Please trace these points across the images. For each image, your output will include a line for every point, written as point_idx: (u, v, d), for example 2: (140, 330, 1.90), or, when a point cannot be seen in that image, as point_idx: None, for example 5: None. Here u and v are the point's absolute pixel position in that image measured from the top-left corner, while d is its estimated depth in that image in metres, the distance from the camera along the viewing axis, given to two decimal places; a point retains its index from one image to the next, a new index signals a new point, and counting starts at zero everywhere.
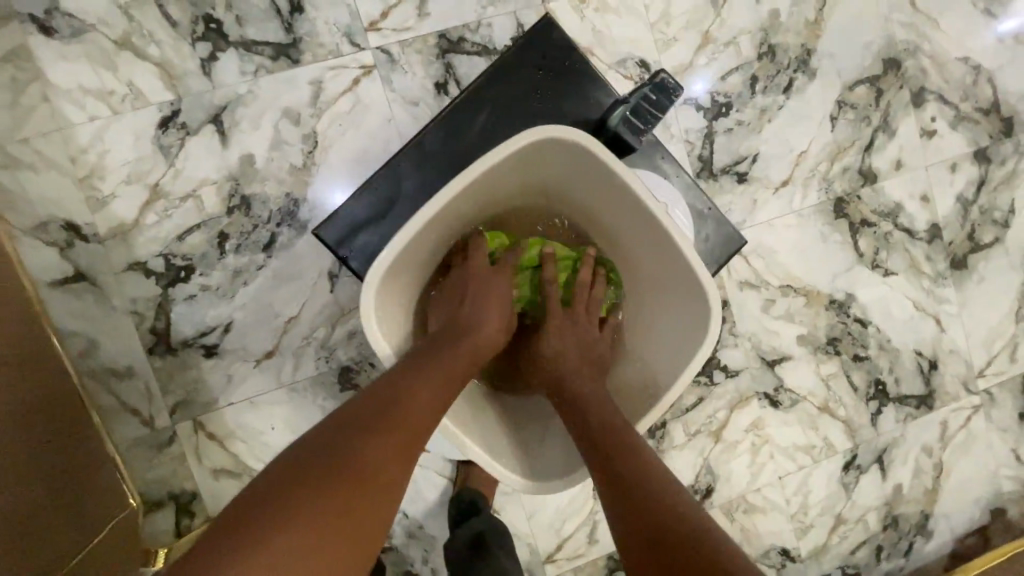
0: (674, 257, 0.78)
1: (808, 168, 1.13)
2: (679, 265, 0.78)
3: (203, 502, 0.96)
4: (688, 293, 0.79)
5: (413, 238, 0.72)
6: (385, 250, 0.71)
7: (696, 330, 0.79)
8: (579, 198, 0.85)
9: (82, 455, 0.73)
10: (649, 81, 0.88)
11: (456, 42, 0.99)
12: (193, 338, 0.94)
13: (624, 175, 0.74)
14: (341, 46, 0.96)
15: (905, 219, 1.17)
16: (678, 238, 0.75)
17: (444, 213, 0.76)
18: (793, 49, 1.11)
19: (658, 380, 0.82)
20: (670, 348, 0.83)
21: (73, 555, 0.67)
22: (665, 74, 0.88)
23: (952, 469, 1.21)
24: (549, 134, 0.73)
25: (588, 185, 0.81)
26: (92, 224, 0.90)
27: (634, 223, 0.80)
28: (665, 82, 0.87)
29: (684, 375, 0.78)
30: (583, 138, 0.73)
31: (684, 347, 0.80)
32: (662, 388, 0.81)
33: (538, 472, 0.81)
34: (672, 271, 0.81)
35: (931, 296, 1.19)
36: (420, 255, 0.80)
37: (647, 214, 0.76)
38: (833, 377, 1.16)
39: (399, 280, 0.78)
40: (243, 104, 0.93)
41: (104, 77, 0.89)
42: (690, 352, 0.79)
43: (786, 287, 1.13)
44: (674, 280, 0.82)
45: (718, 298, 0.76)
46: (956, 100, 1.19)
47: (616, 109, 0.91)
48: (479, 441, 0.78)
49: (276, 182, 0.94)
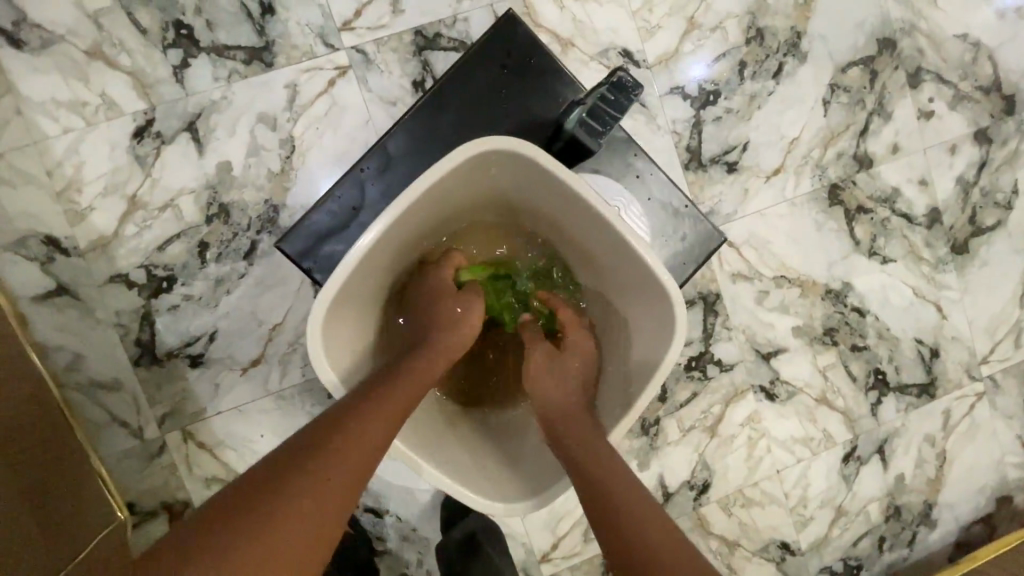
0: (633, 261, 0.77)
1: (800, 155, 1.10)
2: (639, 271, 0.77)
3: (196, 511, 0.95)
4: (651, 295, 0.78)
5: (360, 259, 0.71)
6: (331, 275, 0.69)
7: (663, 331, 0.78)
8: (536, 209, 0.83)
9: (67, 467, 0.74)
10: (607, 81, 0.85)
11: (432, 39, 0.97)
12: (178, 349, 0.93)
13: (574, 185, 0.73)
14: (315, 48, 0.94)
15: (902, 204, 1.14)
16: (635, 244, 0.74)
17: (394, 232, 0.74)
18: (782, 32, 1.07)
19: (628, 386, 0.81)
20: (638, 354, 0.81)
21: (71, 560, 0.68)
22: (623, 73, 0.84)
23: (955, 458, 1.19)
24: (493, 144, 0.72)
25: (541, 194, 0.79)
26: (72, 236, 0.89)
27: (591, 229, 0.78)
28: (623, 81, 0.84)
29: (654, 376, 0.77)
30: (527, 146, 0.72)
31: (652, 350, 0.79)
32: (633, 393, 0.79)
33: (513, 488, 0.81)
34: (633, 278, 0.79)
35: (931, 283, 1.16)
36: (374, 277, 0.78)
37: (600, 217, 0.75)
38: (830, 368, 1.13)
39: (354, 305, 0.76)
40: (218, 110, 0.92)
41: (77, 88, 0.89)
42: (659, 353, 0.77)
43: (780, 278, 1.10)
44: (635, 286, 0.80)
45: (681, 298, 0.74)
46: (955, 79, 1.15)
47: (574, 111, 0.88)
48: (447, 464, 0.78)
49: (254, 189, 0.93)
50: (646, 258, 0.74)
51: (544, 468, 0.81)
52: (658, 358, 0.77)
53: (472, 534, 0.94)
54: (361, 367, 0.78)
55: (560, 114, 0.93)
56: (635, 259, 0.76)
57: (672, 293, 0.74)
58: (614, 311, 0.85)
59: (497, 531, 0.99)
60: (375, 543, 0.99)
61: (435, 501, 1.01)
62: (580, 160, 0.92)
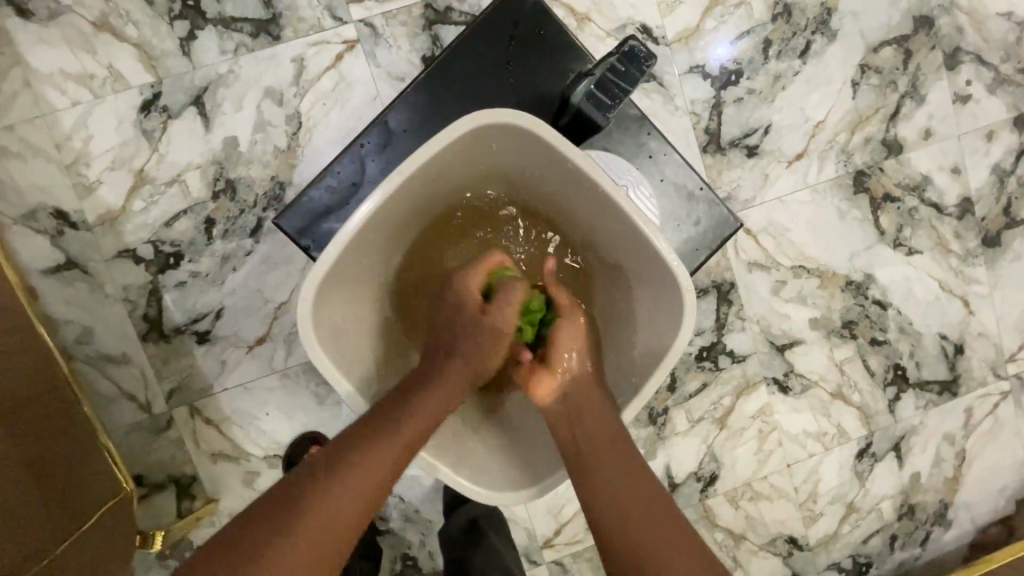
0: (639, 243, 0.74)
1: (825, 140, 1.05)
2: (648, 255, 0.74)
3: (203, 486, 0.95)
4: (660, 279, 0.75)
5: (356, 235, 0.70)
6: (326, 251, 0.68)
7: (671, 313, 0.75)
8: (541, 190, 0.80)
9: (76, 439, 0.75)
10: (617, 50, 0.81)
11: (443, 12, 0.94)
12: (184, 325, 0.93)
13: (576, 159, 0.70)
14: (323, 21, 0.92)
15: (932, 192, 1.09)
16: (640, 220, 0.71)
17: (392, 209, 0.73)
18: (811, 8, 1.02)
19: (633, 368, 0.79)
20: (647, 337, 0.78)
21: (76, 529, 0.70)
22: (634, 41, 0.81)
23: (975, 458, 1.15)
24: (491, 119, 0.70)
25: (545, 171, 0.76)
26: (81, 211, 0.89)
27: (595, 208, 0.76)
28: (635, 51, 0.81)
29: (665, 360, 0.74)
30: (529, 120, 0.69)
31: (661, 334, 0.76)
32: (638, 379, 0.78)
33: (509, 478, 0.80)
34: (640, 259, 0.76)
35: (959, 276, 1.11)
36: (373, 257, 0.77)
37: (607, 195, 0.72)
38: (847, 362, 1.10)
39: (351, 284, 0.75)
40: (225, 85, 0.91)
41: (84, 60, 0.88)
42: (672, 333, 0.74)
43: (798, 268, 1.06)
44: (643, 269, 0.77)
45: (690, 282, 0.71)
46: (996, 61, 1.08)
47: (581, 83, 0.85)
48: (438, 451, 0.76)
49: (261, 165, 0.92)
50: (652, 238, 0.71)
51: (545, 453, 0.81)
52: (667, 343, 0.74)
53: (473, 518, 0.93)
54: (358, 347, 0.77)
55: (567, 86, 0.89)
56: (643, 240, 0.73)
57: (680, 275, 0.72)
58: (622, 296, 0.82)
59: (499, 515, 0.98)
60: (378, 523, 0.99)
61: (438, 484, 1.00)
62: (590, 135, 0.90)
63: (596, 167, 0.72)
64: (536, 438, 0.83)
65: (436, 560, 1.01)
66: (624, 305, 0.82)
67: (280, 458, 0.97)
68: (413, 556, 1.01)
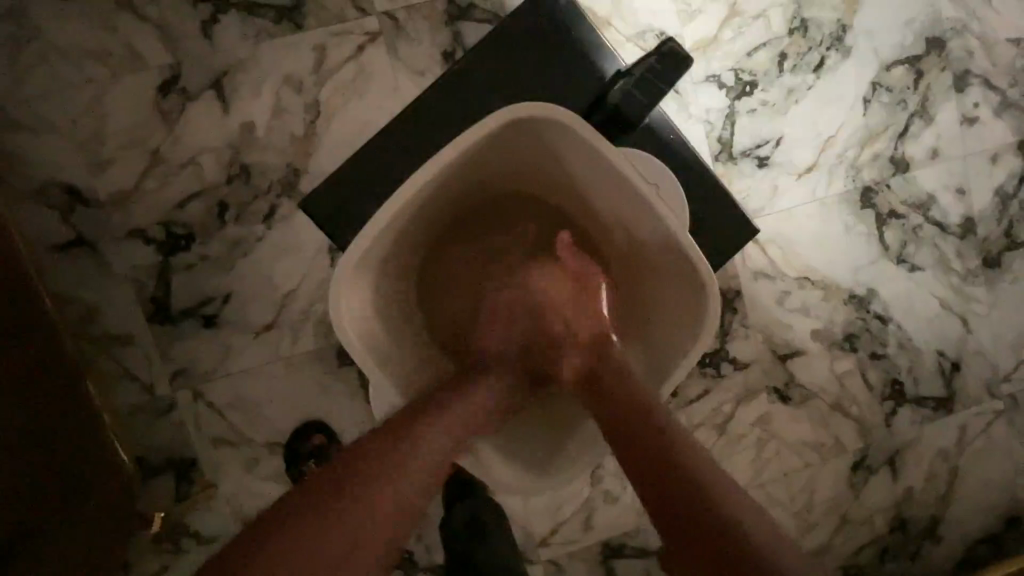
0: (670, 244, 0.75)
1: (835, 155, 1.06)
2: (675, 252, 0.75)
3: (202, 471, 0.94)
4: (687, 277, 0.75)
5: (388, 218, 0.70)
6: (359, 233, 0.68)
7: (695, 315, 0.76)
8: (571, 183, 0.81)
9: (88, 417, 0.77)
10: (656, 51, 0.84)
11: (466, 9, 0.95)
12: (192, 308, 0.92)
13: (610, 154, 0.71)
14: (346, 11, 0.92)
15: (936, 211, 1.11)
16: (671, 219, 0.72)
17: (423, 197, 0.74)
18: (827, 25, 1.04)
19: (662, 362, 0.80)
20: (675, 333, 0.79)
21: (83, 503, 0.71)
22: (674, 43, 0.84)
23: (967, 475, 1.16)
24: (529, 111, 0.70)
25: (577, 166, 0.77)
26: (93, 188, 0.89)
27: (626, 204, 0.76)
28: (673, 51, 0.83)
29: (690, 354, 0.74)
30: (568, 115, 0.70)
31: (687, 327, 0.77)
32: (666, 374, 0.78)
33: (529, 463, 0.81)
34: (667, 255, 0.77)
35: (959, 295, 1.13)
36: (404, 242, 0.79)
37: (639, 193, 0.72)
38: (847, 375, 1.11)
39: (383, 268, 0.77)
40: (244, 70, 0.91)
41: (103, 37, 0.88)
42: (694, 331, 0.76)
43: (803, 279, 1.07)
44: (668, 265, 0.78)
45: (719, 290, 0.72)
46: (1003, 85, 1.10)
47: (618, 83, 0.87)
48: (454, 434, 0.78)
49: (277, 152, 0.92)
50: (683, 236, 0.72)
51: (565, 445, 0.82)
52: (691, 339, 0.75)
53: (475, 515, 0.93)
54: (383, 334, 0.77)
55: (604, 87, 0.91)
56: (676, 241, 0.73)
57: (708, 274, 0.72)
58: (651, 288, 0.84)
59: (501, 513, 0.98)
60: None
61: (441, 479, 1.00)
62: (626, 132, 0.89)
63: (635, 169, 0.72)
64: (554, 425, 0.86)
65: (433, 554, 1.01)
66: (648, 294, 0.84)
67: (281, 446, 0.95)
68: (409, 550, 1.00)
